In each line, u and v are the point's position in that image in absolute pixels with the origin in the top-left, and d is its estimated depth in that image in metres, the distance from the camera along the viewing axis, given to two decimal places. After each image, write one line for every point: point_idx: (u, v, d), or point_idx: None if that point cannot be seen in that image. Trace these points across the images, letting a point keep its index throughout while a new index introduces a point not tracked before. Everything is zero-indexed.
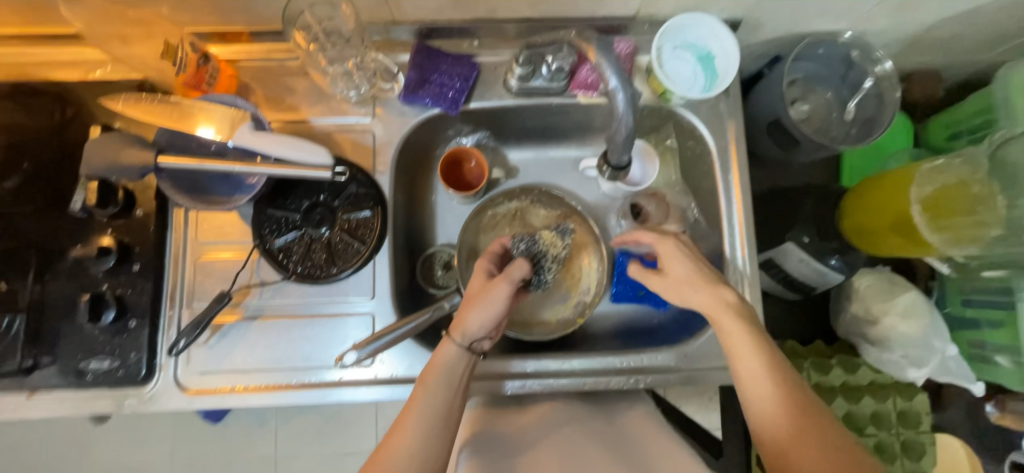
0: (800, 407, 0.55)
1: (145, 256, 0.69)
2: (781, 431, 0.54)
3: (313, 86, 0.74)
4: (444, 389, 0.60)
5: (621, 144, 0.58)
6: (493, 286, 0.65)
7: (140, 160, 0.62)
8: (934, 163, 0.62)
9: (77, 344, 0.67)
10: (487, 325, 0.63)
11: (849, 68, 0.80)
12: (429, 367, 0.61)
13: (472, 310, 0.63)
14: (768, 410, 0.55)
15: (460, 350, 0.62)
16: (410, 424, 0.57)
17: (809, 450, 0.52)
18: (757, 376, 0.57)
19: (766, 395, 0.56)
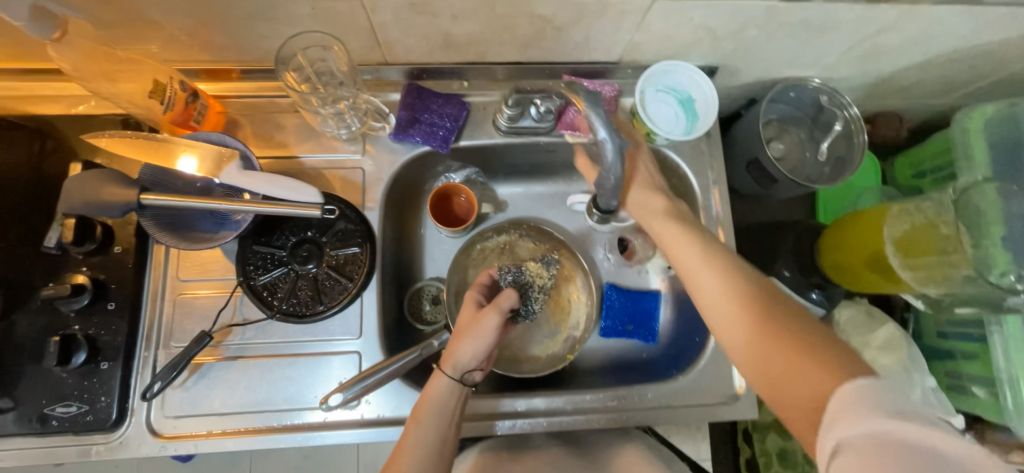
0: (761, 308, 0.52)
1: (121, 294, 0.66)
2: (745, 338, 0.51)
3: (304, 123, 0.75)
4: (438, 421, 0.60)
5: (611, 191, 0.57)
6: (481, 316, 0.65)
7: (124, 197, 0.60)
8: (903, 204, 0.65)
9: (43, 388, 0.63)
10: (478, 355, 0.64)
11: (819, 111, 0.85)
12: (422, 403, 0.61)
13: (463, 341, 0.64)
14: (731, 324, 0.53)
15: (451, 382, 0.62)
16: (406, 458, 0.57)
17: (773, 349, 0.49)
18: (714, 289, 0.56)
19: (707, 280, 0.57)
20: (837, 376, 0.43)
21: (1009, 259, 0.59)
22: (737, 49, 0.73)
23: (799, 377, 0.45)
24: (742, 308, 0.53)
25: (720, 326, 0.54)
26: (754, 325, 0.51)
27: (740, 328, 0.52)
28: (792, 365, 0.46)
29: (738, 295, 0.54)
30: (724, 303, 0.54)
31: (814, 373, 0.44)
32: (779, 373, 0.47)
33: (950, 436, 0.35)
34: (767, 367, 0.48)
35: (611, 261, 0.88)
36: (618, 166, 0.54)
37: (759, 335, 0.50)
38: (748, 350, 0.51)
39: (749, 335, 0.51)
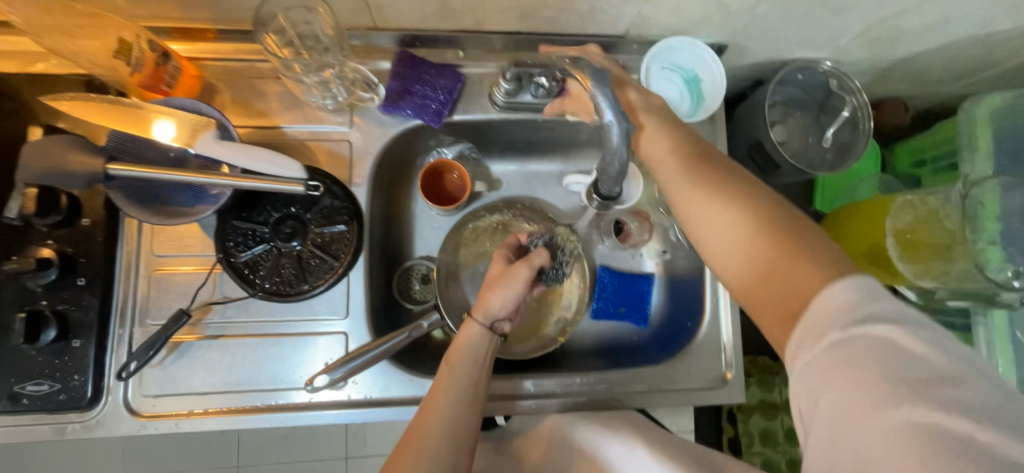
0: (746, 202, 0.48)
1: (92, 269, 0.63)
2: (729, 234, 0.47)
3: (286, 91, 0.70)
4: (472, 365, 0.60)
5: (615, 178, 0.53)
6: (516, 270, 0.63)
7: (88, 166, 0.56)
8: (908, 196, 0.64)
9: (11, 364, 0.60)
10: (509, 305, 0.62)
11: (828, 95, 0.82)
12: (454, 348, 0.61)
13: (496, 292, 0.62)
14: (712, 224, 0.49)
15: (482, 330, 0.62)
16: (439, 396, 0.57)
17: (756, 245, 0.45)
18: (693, 189, 0.51)
19: (686, 181, 0.52)
20: (825, 275, 0.41)
21: (1005, 256, 0.57)
22: (749, 27, 0.69)
23: (778, 277, 0.43)
24: (726, 205, 0.48)
25: (700, 232, 0.50)
26: (737, 220, 0.47)
27: (722, 220, 0.48)
28: (777, 263, 0.43)
29: (721, 191, 0.49)
30: (705, 203, 0.50)
31: (799, 270, 0.42)
32: (761, 277, 0.44)
33: (926, 341, 0.36)
34: (750, 265, 0.45)
35: (606, 244, 0.85)
36: (624, 152, 0.50)
37: (742, 230, 0.46)
38: (729, 251, 0.47)
39: (734, 234, 0.47)
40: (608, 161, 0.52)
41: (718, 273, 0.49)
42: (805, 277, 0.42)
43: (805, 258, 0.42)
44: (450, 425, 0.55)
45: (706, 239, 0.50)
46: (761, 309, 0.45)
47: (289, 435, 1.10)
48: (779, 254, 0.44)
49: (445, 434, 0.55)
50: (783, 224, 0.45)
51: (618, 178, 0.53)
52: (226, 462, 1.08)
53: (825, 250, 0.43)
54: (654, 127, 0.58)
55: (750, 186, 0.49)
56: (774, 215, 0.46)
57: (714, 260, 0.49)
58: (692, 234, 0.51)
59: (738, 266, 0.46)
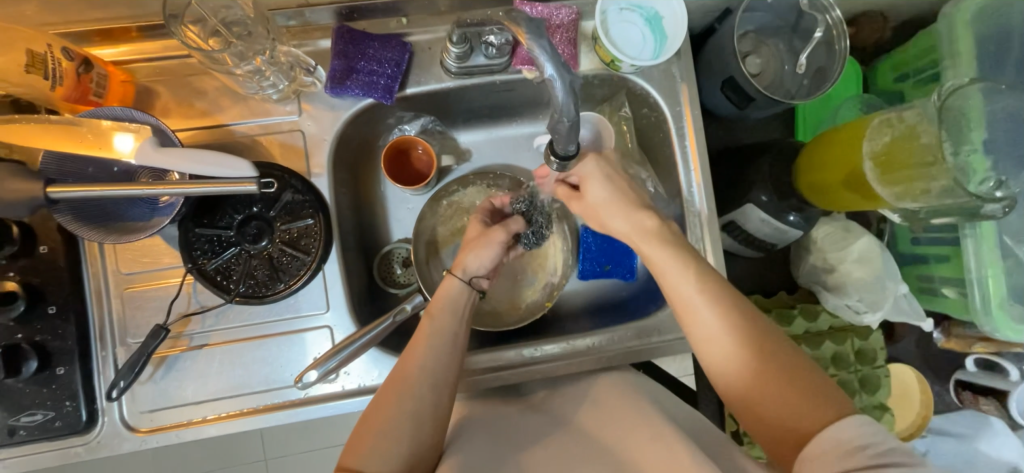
0: (761, 344, 0.52)
1: (61, 296, 0.62)
2: (743, 369, 0.52)
3: (226, 85, 0.66)
4: (452, 314, 0.62)
5: (568, 135, 0.49)
6: (495, 233, 0.68)
7: (27, 192, 0.54)
8: (885, 115, 0.61)
9: (2, 399, 0.60)
10: (486, 264, 0.67)
11: (799, 17, 0.78)
12: (435, 301, 0.63)
13: (474, 252, 0.67)
14: (730, 367, 0.52)
15: (462, 285, 0.65)
16: (420, 345, 0.58)
17: (770, 388, 0.50)
18: (714, 335, 0.53)
19: (708, 319, 0.54)
20: (830, 416, 0.47)
21: (988, 166, 0.57)
22: None
23: (790, 414, 0.48)
24: (744, 350, 0.52)
25: (716, 369, 0.54)
26: (753, 364, 0.51)
27: (734, 361, 0.52)
28: (788, 407, 0.49)
29: (740, 333, 0.52)
30: (728, 344, 0.52)
31: (808, 409, 0.48)
32: (774, 414, 0.49)
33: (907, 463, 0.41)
34: (764, 401, 0.50)
35: None
36: (572, 107, 0.46)
37: (755, 372, 0.51)
38: (745, 389, 0.52)
39: (750, 375, 0.51)
40: (558, 117, 0.48)
41: (732, 402, 0.53)
42: (812, 417, 0.47)
43: (812, 397, 0.48)
44: (433, 372, 0.57)
45: (722, 378, 0.53)
46: (770, 444, 0.50)
47: (307, 426, 1.12)
48: (788, 394, 0.49)
49: (427, 378, 0.56)
50: (790, 363, 0.51)
51: (571, 134, 0.49)
52: (250, 458, 1.12)
53: (826, 392, 0.49)
54: (671, 257, 0.56)
55: (764, 327, 0.53)
56: (788, 358, 0.51)
57: (726, 392, 0.54)
58: (710, 369, 0.54)
59: (754, 402, 0.51)
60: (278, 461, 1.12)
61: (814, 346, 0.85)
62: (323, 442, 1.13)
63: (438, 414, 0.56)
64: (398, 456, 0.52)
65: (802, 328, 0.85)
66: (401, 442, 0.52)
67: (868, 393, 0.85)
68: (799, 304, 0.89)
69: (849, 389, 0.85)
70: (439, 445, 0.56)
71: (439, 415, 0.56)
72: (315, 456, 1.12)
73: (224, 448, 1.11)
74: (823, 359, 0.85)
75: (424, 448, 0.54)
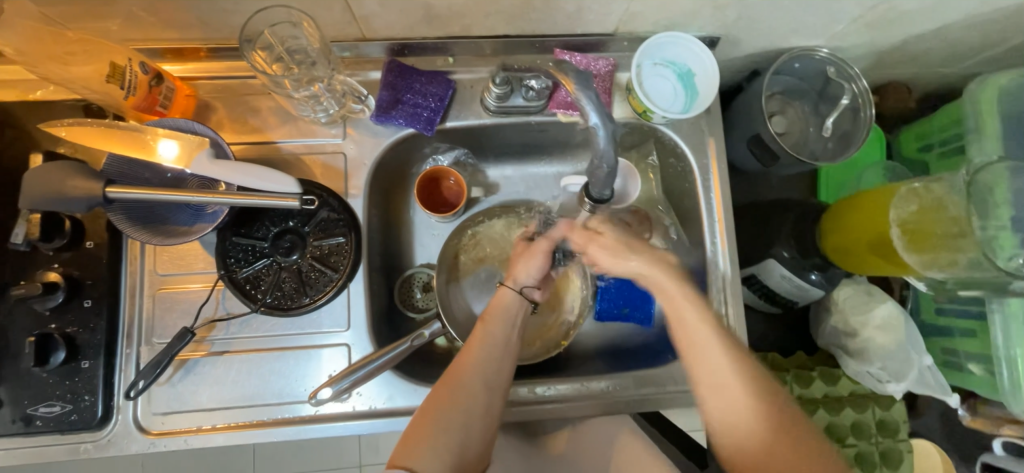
0: (768, 398, 0.52)
1: (97, 291, 0.64)
2: (750, 423, 0.51)
3: (280, 106, 0.70)
4: (509, 319, 0.65)
5: (603, 182, 0.52)
6: (540, 244, 0.69)
7: (87, 190, 0.57)
8: (912, 184, 0.62)
9: (23, 387, 0.61)
10: (536, 275, 0.69)
11: (826, 83, 0.81)
12: (490, 310, 0.65)
13: (523, 260, 0.69)
14: (730, 421, 0.52)
15: (515, 295, 0.67)
16: (478, 346, 0.61)
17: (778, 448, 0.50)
18: (719, 387, 0.53)
19: (720, 362, 0.53)
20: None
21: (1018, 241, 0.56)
22: (740, 18, 0.70)
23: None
24: (753, 403, 0.52)
25: (716, 422, 0.53)
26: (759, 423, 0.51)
27: (744, 413, 0.52)
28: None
29: (751, 384, 0.52)
30: (736, 396, 0.52)
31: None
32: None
33: None
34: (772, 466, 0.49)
35: None
36: (610, 154, 0.50)
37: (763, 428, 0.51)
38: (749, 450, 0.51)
39: (756, 428, 0.51)
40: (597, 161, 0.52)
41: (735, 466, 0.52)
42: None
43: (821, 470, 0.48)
44: (485, 376, 0.59)
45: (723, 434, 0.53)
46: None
47: (303, 446, 1.12)
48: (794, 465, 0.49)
49: (483, 378, 0.58)
50: (799, 429, 0.51)
51: (607, 181, 0.52)
52: None
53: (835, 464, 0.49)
54: (686, 296, 0.56)
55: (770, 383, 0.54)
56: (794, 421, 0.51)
57: (724, 442, 0.53)
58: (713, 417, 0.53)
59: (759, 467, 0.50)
60: None
61: (833, 412, 0.83)
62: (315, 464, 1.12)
63: (490, 413, 0.57)
64: (448, 447, 0.52)
65: (820, 392, 0.83)
66: (453, 433, 0.53)
67: (890, 467, 0.82)
68: (818, 366, 0.87)
69: (869, 462, 0.82)
70: (485, 452, 0.55)
71: (490, 417, 0.57)
72: None
73: (215, 461, 1.10)
74: (842, 426, 0.83)
75: (472, 450, 0.53)
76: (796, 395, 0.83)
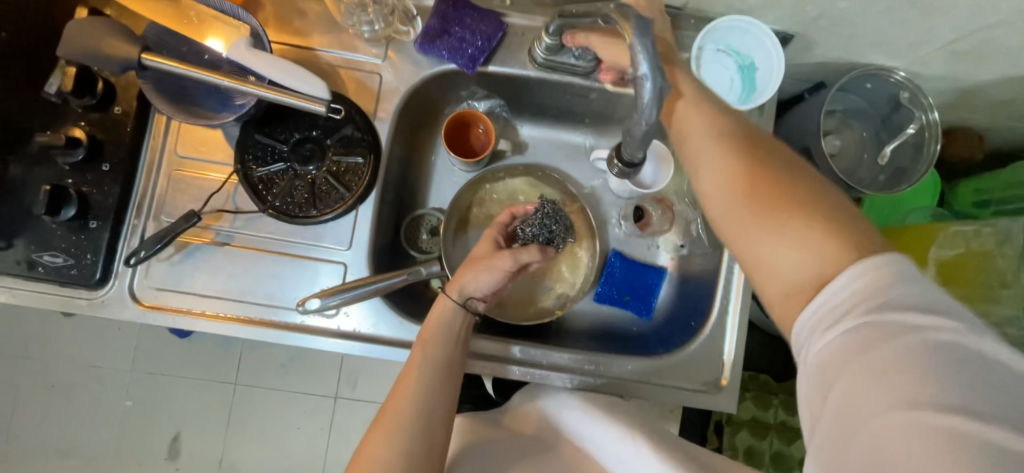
0: (759, 163, 0.45)
1: (117, 158, 0.65)
2: (739, 190, 0.44)
3: (327, 13, 0.69)
4: (443, 344, 0.61)
5: (638, 142, 0.49)
6: (500, 256, 0.63)
7: (125, 52, 0.57)
8: (962, 227, 0.58)
9: (32, 232, 0.63)
10: (484, 288, 0.64)
11: (894, 110, 0.77)
12: (429, 328, 0.61)
13: (471, 267, 0.63)
14: (724, 180, 0.46)
15: (455, 307, 0.63)
16: (409, 385, 0.57)
17: (770, 207, 0.42)
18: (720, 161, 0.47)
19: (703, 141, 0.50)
20: (849, 255, 0.38)
21: None
22: (822, 17, 0.65)
23: (803, 257, 0.39)
24: (739, 170, 0.46)
25: (715, 198, 0.47)
26: (763, 194, 0.43)
27: (729, 179, 0.46)
28: (806, 251, 0.39)
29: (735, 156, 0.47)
30: (723, 167, 0.47)
31: (826, 250, 0.39)
32: (791, 260, 0.40)
33: (951, 333, 0.34)
34: (773, 240, 0.41)
35: (623, 230, 0.82)
36: (654, 113, 0.45)
37: (759, 189, 0.43)
38: (749, 224, 0.43)
39: (750, 191, 0.44)
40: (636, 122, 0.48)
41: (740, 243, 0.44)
42: (831, 252, 0.38)
43: (834, 236, 0.39)
44: (415, 415, 0.55)
45: (723, 210, 0.46)
46: (779, 300, 0.41)
47: (286, 364, 1.16)
48: (797, 222, 0.40)
49: (415, 421, 0.55)
50: (802, 195, 0.42)
51: (642, 141, 0.49)
52: (223, 378, 1.15)
53: (853, 232, 0.39)
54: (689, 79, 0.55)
55: (781, 153, 0.47)
56: (795, 180, 0.43)
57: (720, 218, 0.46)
58: (706, 194, 0.48)
59: (759, 241, 0.42)
60: (246, 388, 1.15)
61: None
62: (295, 383, 1.16)
63: (432, 451, 0.54)
64: None
65: None
66: None
67: None
68: None
69: None
70: None
71: (433, 450, 0.54)
72: (284, 394, 1.15)
73: (201, 361, 1.15)
74: None
75: None
76: (778, 421, 0.83)
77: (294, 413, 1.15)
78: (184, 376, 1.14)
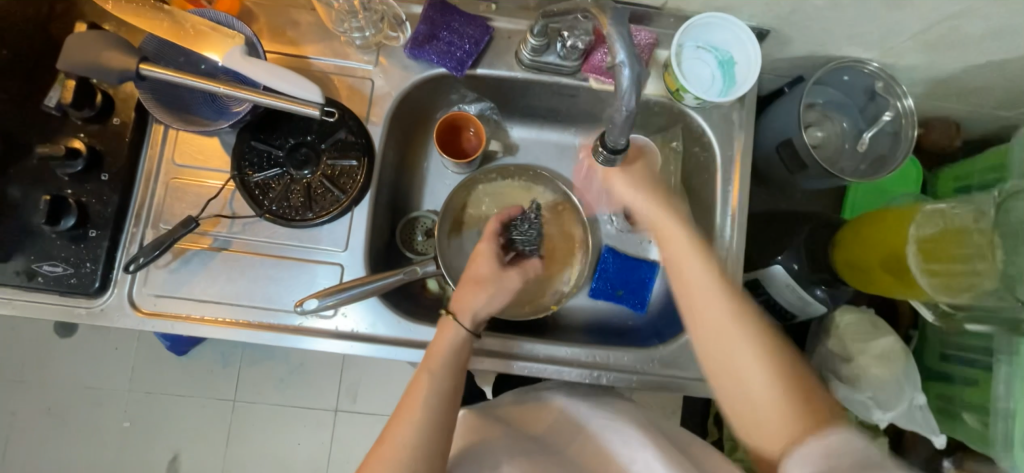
0: (744, 309, 0.57)
1: (115, 168, 0.66)
2: (734, 337, 0.56)
3: (319, 23, 0.71)
4: (447, 374, 0.59)
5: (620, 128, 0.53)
6: (508, 278, 0.68)
7: (122, 63, 0.58)
8: (936, 205, 0.60)
9: (33, 244, 0.63)
10: (492, 310, 0.66)
11: (871, 100, 0.79)
12: (433, 352, 0.61)
13: (472, 284, 0.66)
14: (722, 319, 0.57)
15: (462, 333, 0.63)
16: (408, 414, 0.56)
17: (750, 362, 0.55)
18: (704, 282, 0.59)
19: (698, 273, 0.59)
20: (807, 429, 0.51)
21: None
22: (795, 12, 0.68)
23: (767, 381, 0.54)
24: (737, 325, 0.56)
25: (700, 325, 0.58)
26: (748, 337, 0.56)
27: (728, 337, 0.56)
28: (771, 394, 0.53)
29: (733, 312, 0.57)
30: (717, 300, 0.58)
31: (782, 424, 0.52)
32: (775, 426, 0.52)
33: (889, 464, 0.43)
34: (762, 395, 0.54)
35: (615, 227, 0.84)
36: (635, 96, 0.49)
37: (742, 340, 0.55)
38: (734, 356, 0.55)
39: (744, 349, 0.55)
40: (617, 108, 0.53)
41: (740, 391, 0.55)
42: (788, 429, 0.51)
43: (795, 396, 0.53)
44: (416, 444, 0.54)
45: (709, 339, 0.57)
46: (745, 433, 0.55)
47: (286, 378, 1.16)
48: (780, 405, 0.53)
49: (415, 452, 0.53)
50: (770, 347, 0.55)
51: (624, 127, 0.53)
52: (222, 395, 1.14)
53: (810, 389, 0.54)
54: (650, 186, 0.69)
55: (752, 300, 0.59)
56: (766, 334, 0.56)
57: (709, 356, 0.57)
58: (694, 328, 0.59)
59: (748, 360, 0.55)
60: (245, 404, 1.15)
61: None
62: (295, 397, 1.15)
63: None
64: None
65: None
66: None
67: None
68: None
69: None
70: None
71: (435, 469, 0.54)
72: (284, 408, 1.15)
73: (199, 378, 1.15)
74: None
75: None
76: None
77: (294, 429, 1.14)
78: (182, 394, 1.14)
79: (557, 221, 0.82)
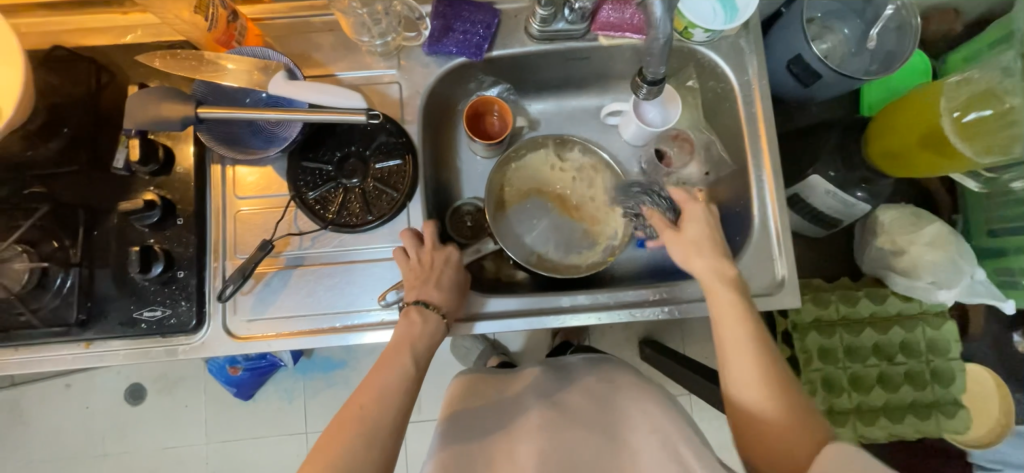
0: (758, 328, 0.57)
1: (187, 212, 0.71)
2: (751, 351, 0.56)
3: (341, 42, 0.76)
4: (420, 349, 0.60)
5: (660, 54, 0.59)
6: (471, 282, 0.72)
7: (180, 111, 0.63)
8: (956, 77, 0.66)
9: (131, 295, 0.69)
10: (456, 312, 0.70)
11: (867, 2, 0.82)
12: (402, 335, 0.61)
13: (449, 286, 0.67)
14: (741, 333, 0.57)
15: (438, 322, 0.64)
16: (379, 397, 0.54)
17: (768, 380, 0.54)
18: (726, 293, 0.60)
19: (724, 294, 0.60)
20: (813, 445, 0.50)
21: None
22: None
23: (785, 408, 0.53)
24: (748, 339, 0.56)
25: (726, 330, 0.58)
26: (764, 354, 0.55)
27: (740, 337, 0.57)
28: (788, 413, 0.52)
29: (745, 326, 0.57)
30: (735, 319, 0.58)
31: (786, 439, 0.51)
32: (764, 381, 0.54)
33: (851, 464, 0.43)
34: (740, 344, 0.56)
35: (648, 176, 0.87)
36: (667, 26, 0.56)
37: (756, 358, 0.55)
38: (746, 372, 0.55)
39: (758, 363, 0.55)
40: (653, 38, 0.58)
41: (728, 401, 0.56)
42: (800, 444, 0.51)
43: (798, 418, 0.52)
44: (392, 423, 0.53)
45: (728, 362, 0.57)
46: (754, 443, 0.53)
47: None
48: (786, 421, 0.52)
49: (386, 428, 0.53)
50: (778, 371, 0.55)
51: (662, 55, 0.60)
52: (295, 429, 1.20)
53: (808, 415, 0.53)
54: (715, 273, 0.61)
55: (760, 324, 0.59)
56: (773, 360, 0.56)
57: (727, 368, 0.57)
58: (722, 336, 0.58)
59: (755, 394, 0.53)
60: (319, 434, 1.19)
61: (881, 330, 0.87)
62: None
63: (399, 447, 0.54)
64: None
65: (868, 311, 0.87)
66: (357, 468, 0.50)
67: (941, 384, 0.87)
68: (863, 287, 0.90)
69: (919, 379, 0.87)
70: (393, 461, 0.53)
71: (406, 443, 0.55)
72: None
73: (273, 415, 1.20)
74: (891, 345, 0.87)
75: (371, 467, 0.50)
76: (842, 314, 0.87)
77: None
78: (260, 436, 1.19)
79: (591, 182, 0.86)
